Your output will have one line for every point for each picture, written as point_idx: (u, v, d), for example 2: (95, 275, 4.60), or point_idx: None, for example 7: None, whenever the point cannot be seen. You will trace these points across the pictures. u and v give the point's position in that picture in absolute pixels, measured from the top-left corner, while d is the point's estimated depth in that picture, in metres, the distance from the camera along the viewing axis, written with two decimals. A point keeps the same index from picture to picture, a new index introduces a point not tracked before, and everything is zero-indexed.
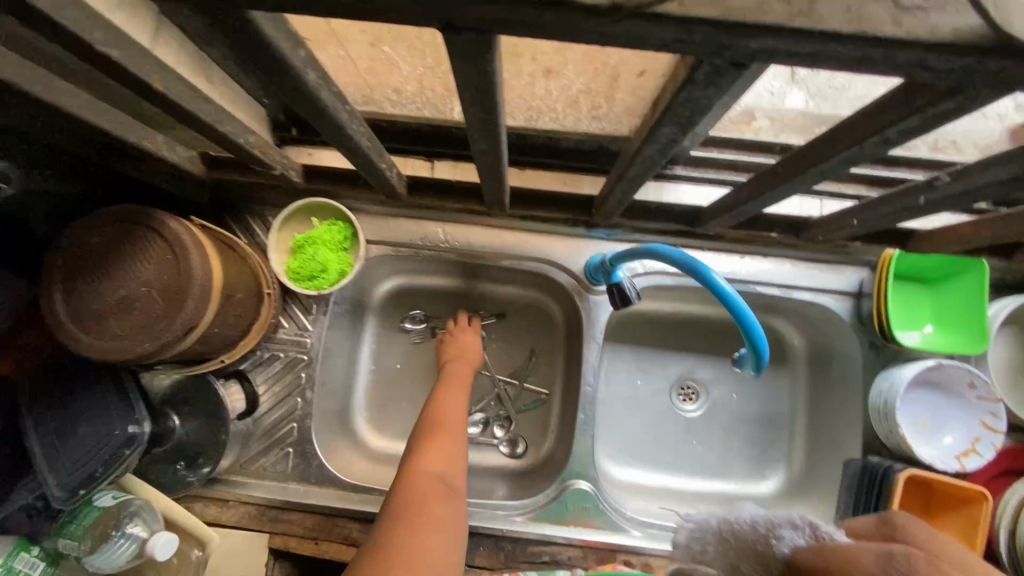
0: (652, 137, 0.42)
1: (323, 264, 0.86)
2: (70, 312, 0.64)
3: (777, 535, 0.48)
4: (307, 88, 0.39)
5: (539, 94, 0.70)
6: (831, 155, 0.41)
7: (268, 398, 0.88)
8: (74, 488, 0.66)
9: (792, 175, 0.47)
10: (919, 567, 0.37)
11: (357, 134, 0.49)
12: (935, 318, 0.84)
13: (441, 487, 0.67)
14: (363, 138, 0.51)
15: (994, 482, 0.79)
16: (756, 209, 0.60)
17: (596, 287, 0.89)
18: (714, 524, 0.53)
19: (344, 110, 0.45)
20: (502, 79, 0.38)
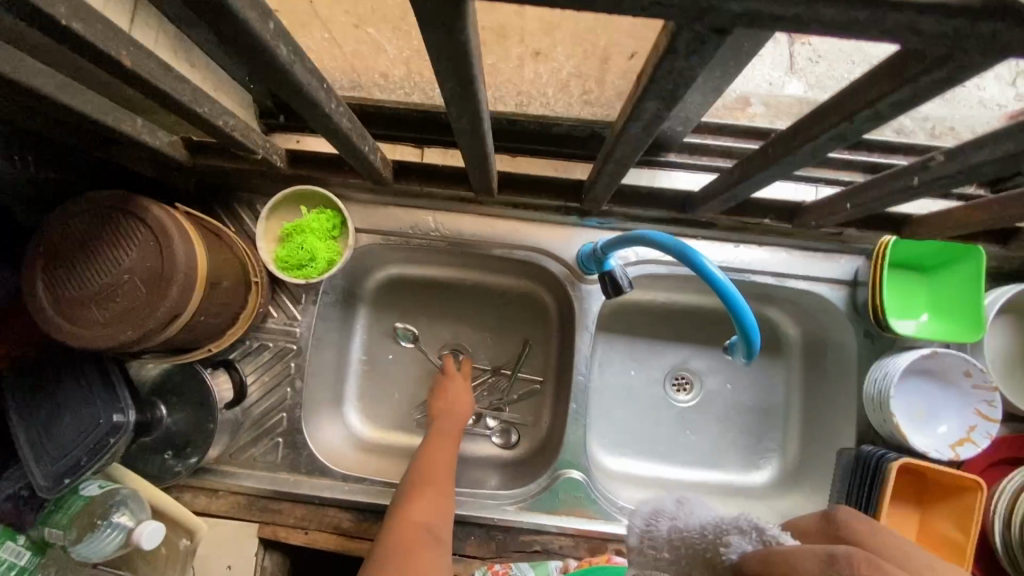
0: (637, 117, 0.42)
1: (311, 252, 0.84)
2: (53, 300, 0.63)
3: (725, 542, 0.46)
4: (279, 63, 0.38)
5: (528, 78, 0.72)
6: (820, 132, 0.40)
7: (257, 388, 0.87)
8: (59, 476, 0.66)
9: (781, 157, 0.46)
10: (862, 567, 0.35)
11: (337, 115, 0.48)
12: (931, 306, 0.83)
13: (428, 537, 0.68)
14: (343, 119, 0.50)
15: (990, 471, 0.78)
16: (747, 192, 0.59)
17: (588, 276, 0.88)
18: (665, 529, 0.50)
19: (320, 88, 0.44)
20: (479, 52, 0.37)
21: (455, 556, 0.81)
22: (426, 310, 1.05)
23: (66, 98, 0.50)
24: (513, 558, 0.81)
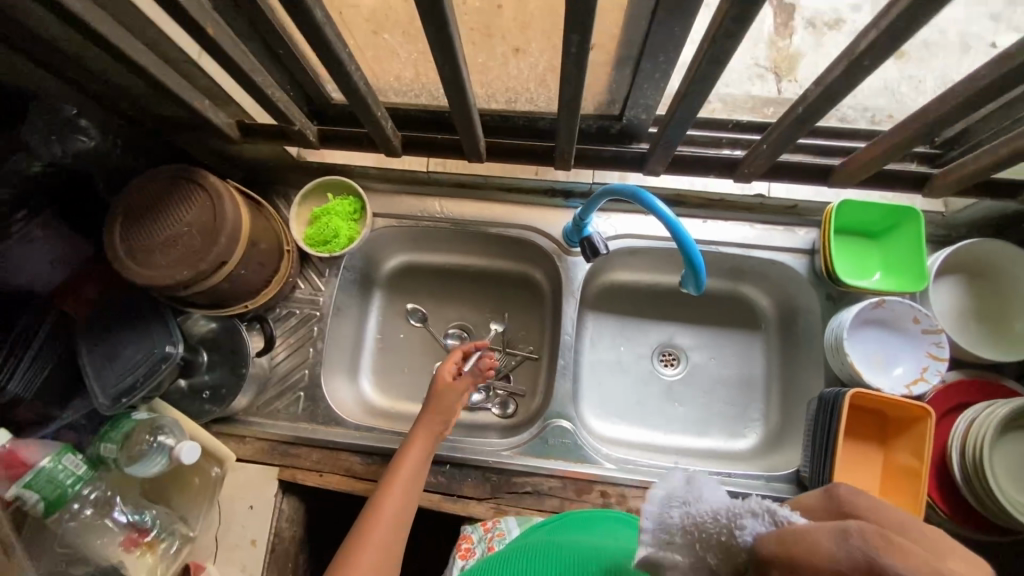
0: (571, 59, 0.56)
1: (336, 230, 0.99)
2: (126, 247, 0.79)
3: (739, 524, 0.43)
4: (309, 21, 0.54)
5: (512, 74, 0.84)
6: (706, 59, 0.53)
7: (284, 348, 1.00)
8: (118, 395, 0.79)
9: (694, 97, 0.59)
10: (876, 541, 0.33)
11: (354, 75, 0.65)
12: (883, 266, 0.92)
13: None
14: (360, 80, 0.66)
15: (949, 415, 0.84)
16: (678, 141, 0.70)
17: (573, 249, 1.00)
18: (677, 518, 0.46)
19: (341, 49, 0.61)
20: None
21: (453, 496, 0.89)
22: (435, 294, 1.18)
23: (160, 76, 0.67)
24: (506, 499, 0.89)
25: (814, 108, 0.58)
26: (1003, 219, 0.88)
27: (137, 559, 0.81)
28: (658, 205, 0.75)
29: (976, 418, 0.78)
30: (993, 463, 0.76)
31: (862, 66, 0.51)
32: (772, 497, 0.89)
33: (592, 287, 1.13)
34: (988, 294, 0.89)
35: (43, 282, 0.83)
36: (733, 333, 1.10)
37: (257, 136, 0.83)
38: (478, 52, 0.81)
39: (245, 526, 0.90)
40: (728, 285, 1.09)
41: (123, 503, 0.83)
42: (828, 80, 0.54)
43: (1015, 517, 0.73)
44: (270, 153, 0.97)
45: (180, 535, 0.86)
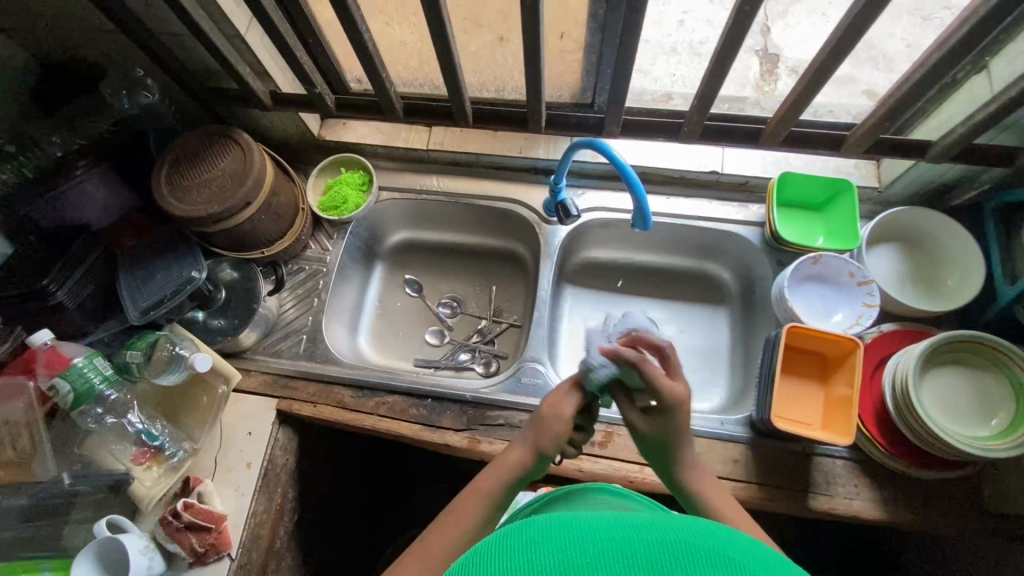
0: (526, 15, 0.71)
1: (345, 197, 1.15)
2: (169, 187, 0.94)
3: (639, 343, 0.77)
4: None
5: (498, 59, 1.01)
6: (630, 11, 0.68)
7: (292, 298, 1.12)
8: (148, 308, 0.93)
9: (627, 51, 0.74)
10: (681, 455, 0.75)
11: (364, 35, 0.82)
12: (827, 233, 1.02)
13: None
14: (367, 39, 0.83)
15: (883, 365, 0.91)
16: (625, 98, 0.85)
17: (552, 219, 1.14)
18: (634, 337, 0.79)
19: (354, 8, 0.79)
20: None
21: (434, 426, 0.99)
22: (430, 268, 1.30)
23: (213, 40, 0.86)
24: (480, 429, 0.97)
25: (722, 57, 0.73)
26: (928, 191, 1.00)
27: (144, 471, 0.91)
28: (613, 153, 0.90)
29: (897, 363, 0.85)
30: (922, 394, 0.83)
31: (747, 14, 0.65)
32: (729, 437, 0.94)
33: (572, 262, 1.23)
34: (914, 249, 1.00)
35: (95, 221, 0.96)
36: (701, 307, 1.19)
37: (286, 105, 1.01)
38: (469, 39, 0.98)
39: (242, 450, 0.99)
40: (695, 262, 1.20)
41: (137, 410, 0.95)
42: (727, 31, 0.69)
43: (944, 440, 0.78)
44: (294, 129, 1.14)
45: (185, 448, 0.95)
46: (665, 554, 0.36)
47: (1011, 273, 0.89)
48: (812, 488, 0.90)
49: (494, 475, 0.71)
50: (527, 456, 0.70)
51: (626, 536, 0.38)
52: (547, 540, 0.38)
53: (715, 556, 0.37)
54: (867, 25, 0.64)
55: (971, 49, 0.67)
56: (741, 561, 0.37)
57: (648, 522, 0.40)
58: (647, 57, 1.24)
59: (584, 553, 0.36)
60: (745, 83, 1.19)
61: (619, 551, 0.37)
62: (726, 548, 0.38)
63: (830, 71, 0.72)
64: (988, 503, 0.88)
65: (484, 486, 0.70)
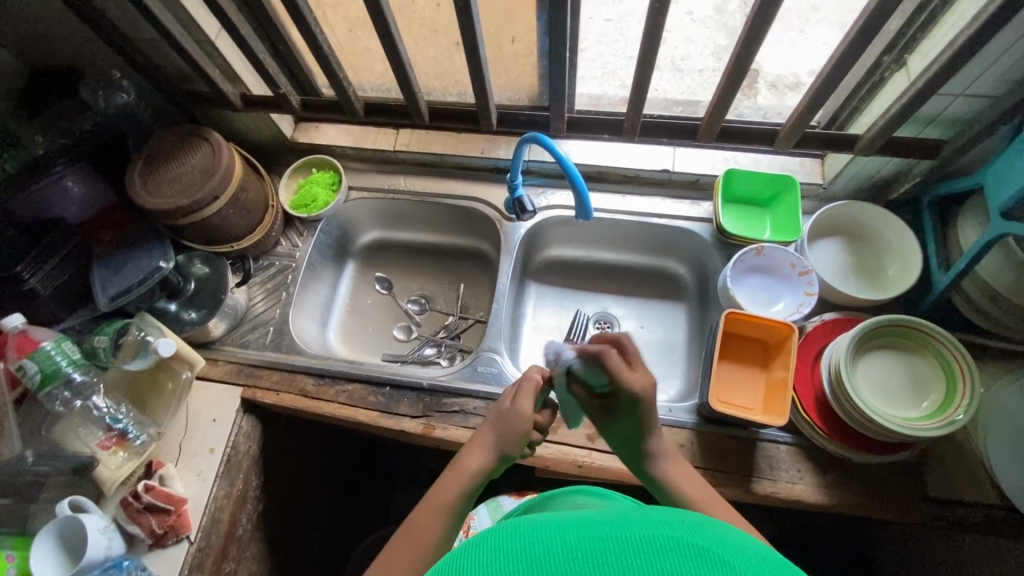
0: (462, 18, 0.77)
1: (314, 196, 1.20)
2: (141, 182, 1.00)
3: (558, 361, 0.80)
4: None
5: (456, 65, 1.07)
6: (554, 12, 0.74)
7: (261, 292, 1.16)
8: (116, 295, 0.98)
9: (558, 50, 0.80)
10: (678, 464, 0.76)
11: (320, 38, 0.88)
12: (772, 228, 1.06)
13: None
14: (324, 43, 0.90)
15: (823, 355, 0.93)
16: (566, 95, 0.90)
17: (511, 216, 1.18)
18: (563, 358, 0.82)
19: (309, 14, 0.85)
20: None
21: (391, 413, 1.01)
22: (400, 266, 1.34)
23: (183, 44, 0.92)
24: (435, 416, 1.00)
25: (647, 53, 0.78)
26: (869, 185, 1.04)
27: (109, 455, 0.94)
28: (555, 148, 0.93)
29: (833, 351, 0.87)
30: (856, 378, 0.85)
31: (659, 11, 0.71)
32: (676, 423, 0.96)
33: (536, 260, 1.26)
34: (856, 242, 1.03)
35: (71, 215, 1.01)
36: (660, 303, 1.22)
37: (256, 107, 1.07)
38: (427, 45, 1.05)
39: (206, 437, 1.02)
40: (654, 259, 1.23)
41: (103, 395, 0.98)
42: (646, 31, 0.74)
43: (874, 420, 0.80)
44: (269, 133, 1.21)
45: (149, 433, 0.98)
46: (635, 552, 0.36)
47: (946, 263, 0.92)
48: (755, 472, 0.91)
49: (457, 474, 0.71)
50: (488, 454, 0.72)
51: (597, 537, 0.38)
52: (522, 546, 0.37)
53: (684, 547, 0.37)
54: (768, 23, 0.70)
55: (869, 43, 0.72)
56: (711, 549, 0.37)
57: (625, 524, 0.39)
58: (626, 72, 1.29)
59: (557, 556, 0.36)
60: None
61: (593, 549, 0.37)
62: (697, 538, 0.38)
63: (746, 67, 0.77)
64: (933, 489, 0.88)
65: (446, 489, 0.70)
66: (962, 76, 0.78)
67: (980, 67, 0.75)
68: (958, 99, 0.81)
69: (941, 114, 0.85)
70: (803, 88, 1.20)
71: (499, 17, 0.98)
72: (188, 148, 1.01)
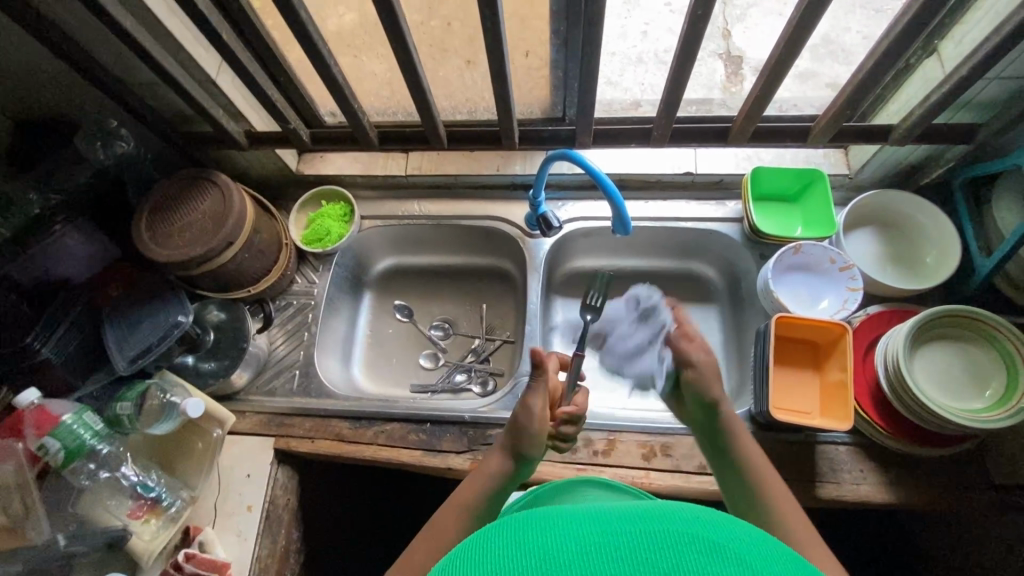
0: (491, 38, 0.74)
1: (327, 230, 1.15)
2: (149, 234, 0.94)
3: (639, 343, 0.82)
4: (301, 22, 0.76)
5: (468, 83, 1.03)
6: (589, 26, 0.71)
7: (281, 334, 1.11)
8: (136, 357, 0.93)
9: (589, 63, 0.77)
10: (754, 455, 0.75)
11: (333, 69, 0.84)
12: (804, 223, 1.04)
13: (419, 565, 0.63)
14: (337, 74, 0.85)
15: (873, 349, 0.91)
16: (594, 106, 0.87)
17: (534, 233, 1.15)
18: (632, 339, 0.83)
19: (322, 46, 0.81)
20: (397, 6, 0.71)
21: (435, 451, 0.98)
22: (419, 291, 1.29)
23: (186, 86, 0.88)
24: (482, 449, 0.97)
25: (682, 59, 0.75)
26: (896, 173, 1.03)
27: (143, 525, 0.88)
28: (587, 162, 0.90)
29: (888, 344, 0.85)
30: (914, 370, 0.83)
31: (700, 18, 0.68)
32: None
33: (560, 273, 1.23)
34: (890, 231, 1.02)
35: (77, 274, 0.96)
36: (690, 307, 1.19)
37: (263, 144, 1.02)
38: (437, 64, 1.01)
39: (241, 494, 0.97)
40: (679, 262, 1.20)
41: (131, 463, 0.93)
42: (684, 36, 0.72)
43: (941, 415, 0.78)
44: (273, 167, 1.16)
45: (183, 497, 0.93)
46: (648, 549, 0.36)
47: (987, 247, 0.91)
48: (819, 477, 0.89)
49: (484, 468, 0.74)
50: (507, 456, 0.74)
51: (614, 531, 0.37)
52: (532, 540, 0.37)
53: (703, 545, 0.36)
54: (814, 21, 0.67)
55: (915, 35, 0.71)
56: (724, 546, 0.36)
57: (636, 515, 0.39)
58: (631, 70, 1.25)
59: (570, 550, 0.36)
60: (712, 86, 1.22)
61: (605, 544, 0.36)
62: (717, 538, 0.37)
63: (787, 66, 0.75)
64: (998, 477, 0.87)
65: (472, 480, 0.73)
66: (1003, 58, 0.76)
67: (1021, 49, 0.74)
68: (996, 82, 0.80)
69: (975, 98, 0.84)
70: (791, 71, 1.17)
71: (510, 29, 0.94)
72: (197, 194, 0.96)
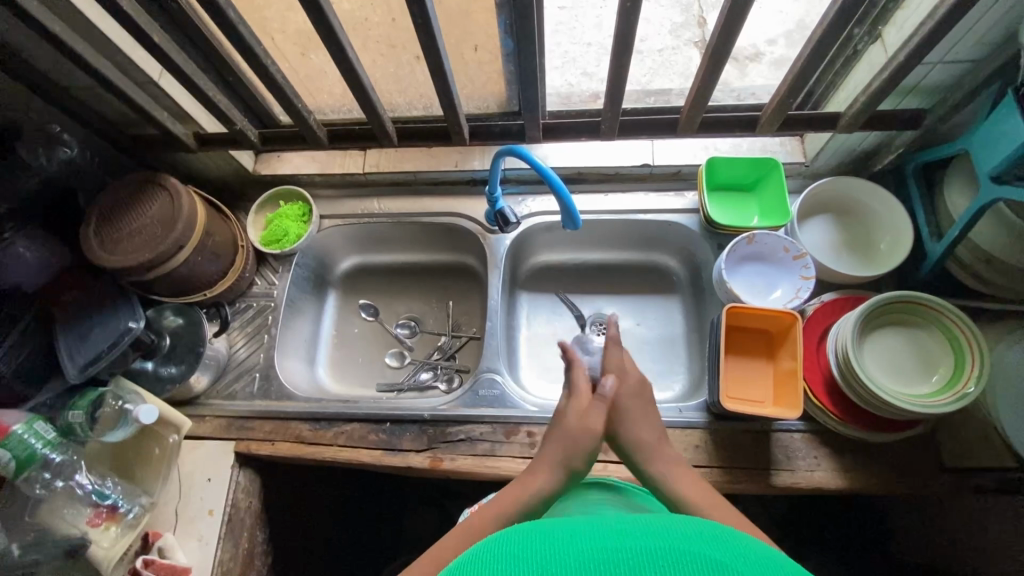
0: (423, 35, 0.73)
1: (285, 231, 1.14)
2: (98, 240, 0.93)
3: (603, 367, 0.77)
4: (230, 22, 0.75)
5: (419, 79, 1.02)
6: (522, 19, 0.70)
7: (241, 337, 1.11)
8: (85, 365, 0.91)
9: (527, 54, 0.76)
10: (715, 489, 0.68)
11: (271, 68, 0.83)
12: (761, 212, 1.04)
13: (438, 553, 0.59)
14: (276, 73, 0.84)
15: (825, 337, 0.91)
16: (540, 99, 0.86)
17: (494, 228, 1.14)
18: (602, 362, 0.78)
19: (257, 45, 0.80)
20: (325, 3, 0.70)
21: (394, 450, 0.98)
22: (385, 290, 1.28)
23: (124, 90, 0.86)
24: (442, 447, 0.97)
25: (621, 51, 0.75)
26: (850, 159, 1.03)
27: (101, 532, 0.88)
28: (534, 157, 0.89)
29: (838, 333, 0.85)
30: (863, 358, 0.84)
31: (631, 8, 0.68)
32: (687, 424, 0.94)
33: (523, 268, 1.22)
34: (845, 218, 1.02)
35: (26, 282, 0.95)
36: (654, 298, 1.19)
37: (211, 145, 1.01)
38: (385, 60, 0.99)
39: (202, 499, 0.97)
40: (643, 253, 1.20)
41: (87, 471, 0.92)
42: (619, 26, 0.71)
43: (890, 402, 0.78)
44: (229, 168, 1.15)
45: (141, 504, 0.93)
46: (648, 561, 0.38)
47: (938, 231, 0.92)
48: (774, 465, 0.90)
49: (519, 486, 0.66)
50: (557, 472, 0.67)
51: (615, 547, 0.40)
52: (537, 556, 0.40)
53: (696, 557, 0.39)
54: (747, 8, 0.67)
55: (849, 22, 0.71)
56: (717, 557, 0.39)
57: (637, 534, 0.42)
58: (593, 60, 1.24)
59: (573, 564, 0.38)
60: (687, 75, 1.21)
61: (605, 560, 0.38)
62: (710, 549, 0.40)
63: (724, 55, 0.74)
64: (948, 460, 0.88)
65: (501, 505, 0.65)
66: (941, 42, 0.76)
67: (960, 32, 0.74)
68: (938, 66, 0.80)
69: (920, 84, 0.84)
70: (761, 58, 1.16)
71: (457, 24, 0.93)
72: (144, 198, 0.95)
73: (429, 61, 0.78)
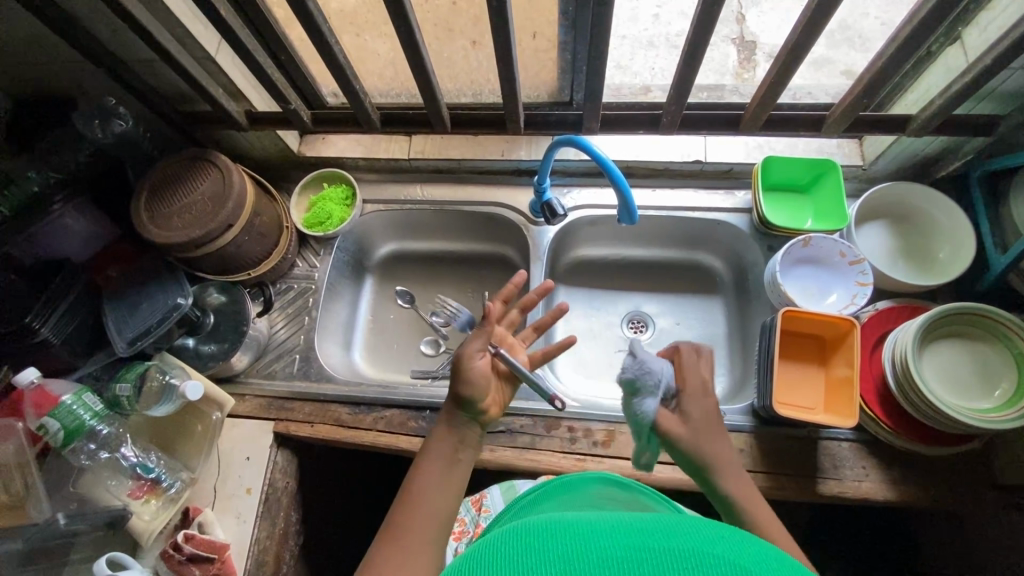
0: (497, 18, 0.71)
1: (330, 214, 1.13)
2: (149, 215, 0.93)
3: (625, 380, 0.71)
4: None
5: (472, 63, 1.00)
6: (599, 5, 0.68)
7: (282, 318, 1.11)
8: (134, 338, 0.92)
9: (598, 41, 0.74)
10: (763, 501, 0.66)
11: (334, 48, 0.82)
12: (815, 214, 1.02)
13: (409, 511, 0.61)
14: (339, 53, 0.83)
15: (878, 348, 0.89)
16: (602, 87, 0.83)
17: (538, 220, 1.13)
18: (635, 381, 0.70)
19: (324, 24, 0.79)
20: None
21: None
22: (421, 277, 1.27)
23: (184, 65, 0.86)
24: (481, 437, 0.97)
25: (694, 44, 0.73)
26: (912, 164, 1.00)
27: (142, 505, 0.88)
28: (593, 148, 0.88)
29: (897, 340, 0.84)
30: (922, 368, 0.82)
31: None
32: (733, 427, 0.92)
33: (564, 261, 1.21)
34: (904, 225, 0.99)
35: (76, 253, 0.95)
36: (697, 298, 1.17)
37: (262, 124, 1.01)
38: (439, 43, 0.98)
39: (241, 476, 0.97)
40: (686, 252, 1.18)
41: (132, 443, 0.93)
42: (697, 19, 0.69)
43: (948, 414, 0.76)
44: (274, 147, 1.14)
45: (182, 478, 0.93)
46: (674, 562, 0.38)
47: (1003, 243, 0.89)
48: (821, 472, 0.88)
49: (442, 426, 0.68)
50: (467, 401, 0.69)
51: (636, 544, 0.40)
52: (560, 552, 0.40)
53: (722, 561, 0.38)
54: (834, 5, 0.64)
55: (940, 23, 0.68)
56: (743, 562, 0.39)
57: (665, 533, 0.42)
58: (625, 53, 1.21)
59: (594, 560, 0.39)
60: (724, 72, 1.18)
61: (628, 559, 0.39)
62: (737, 555, 0.40)
63: (803, 52, 0.72)
64: (1001, 477, 0.86)
65: (434, 449, 0.66)
66: None
67: None
68: (1022, 71, 0.76)
69: (998, 89, 0.81)
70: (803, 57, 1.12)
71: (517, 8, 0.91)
72: (196, 174, 0.95)
73: (496, 45, 0.77)
